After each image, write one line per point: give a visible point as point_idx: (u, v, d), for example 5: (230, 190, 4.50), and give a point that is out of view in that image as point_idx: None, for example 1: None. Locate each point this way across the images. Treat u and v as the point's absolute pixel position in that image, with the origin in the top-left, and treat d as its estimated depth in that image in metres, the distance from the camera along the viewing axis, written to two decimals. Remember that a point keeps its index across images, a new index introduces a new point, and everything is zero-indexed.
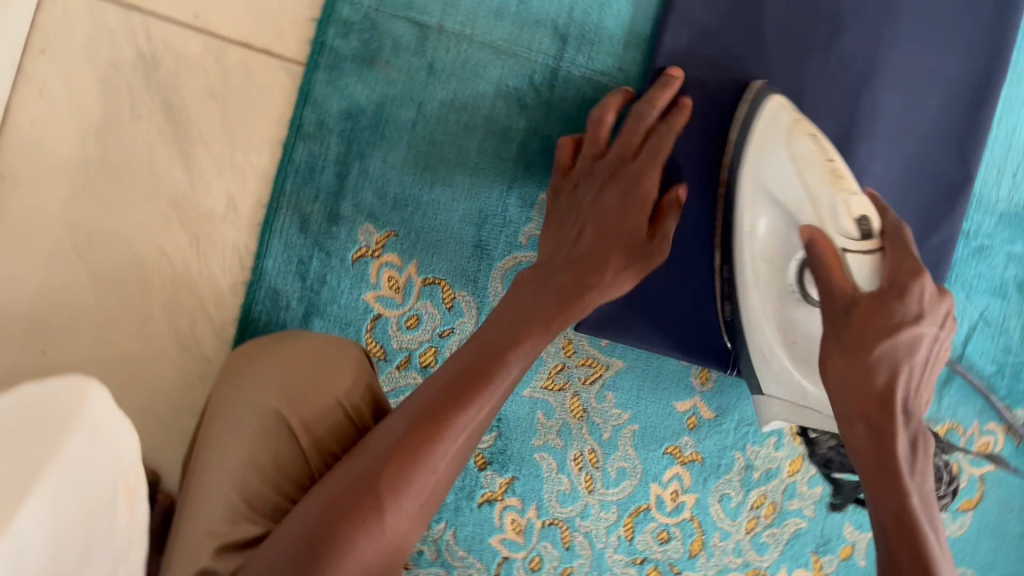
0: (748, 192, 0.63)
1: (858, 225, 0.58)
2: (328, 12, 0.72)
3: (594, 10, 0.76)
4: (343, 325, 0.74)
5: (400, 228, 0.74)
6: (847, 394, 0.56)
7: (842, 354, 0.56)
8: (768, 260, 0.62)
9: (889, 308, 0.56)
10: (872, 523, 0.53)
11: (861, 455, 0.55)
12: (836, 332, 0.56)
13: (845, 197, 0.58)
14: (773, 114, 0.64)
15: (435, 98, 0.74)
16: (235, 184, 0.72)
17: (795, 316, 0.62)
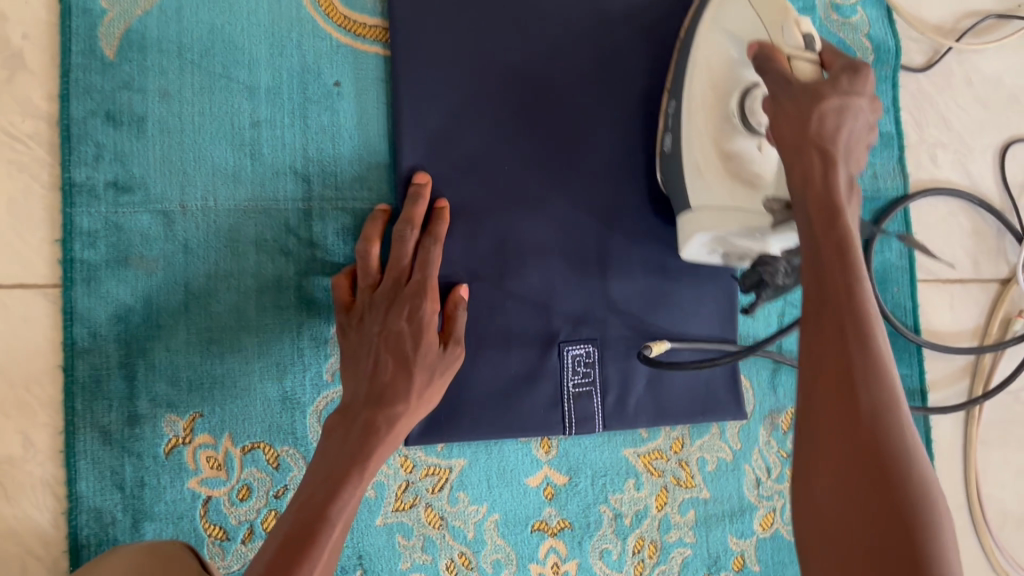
0: (704, 34, 0.72)
1: (801, 37, 0.64)
2: (67, 229, 0.73)
3: (326, 145, 0.79)
4: (176, 519, 0.74)
5: (203, 407, 0.75)
6: (795, 128, 0.57)
7: (789, 112, 0.58)
8: (713, 92, 0.69)
9: (831, 87, 0.58)
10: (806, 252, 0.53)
11: (812, 177, 0.55)
12: (779, 99, 0.59)
13: (794, 20, 0.65)
14: None
15: (199, 274, 0.75)
16: (26, 421, 0.72)
17: (737, 140, 0.67)
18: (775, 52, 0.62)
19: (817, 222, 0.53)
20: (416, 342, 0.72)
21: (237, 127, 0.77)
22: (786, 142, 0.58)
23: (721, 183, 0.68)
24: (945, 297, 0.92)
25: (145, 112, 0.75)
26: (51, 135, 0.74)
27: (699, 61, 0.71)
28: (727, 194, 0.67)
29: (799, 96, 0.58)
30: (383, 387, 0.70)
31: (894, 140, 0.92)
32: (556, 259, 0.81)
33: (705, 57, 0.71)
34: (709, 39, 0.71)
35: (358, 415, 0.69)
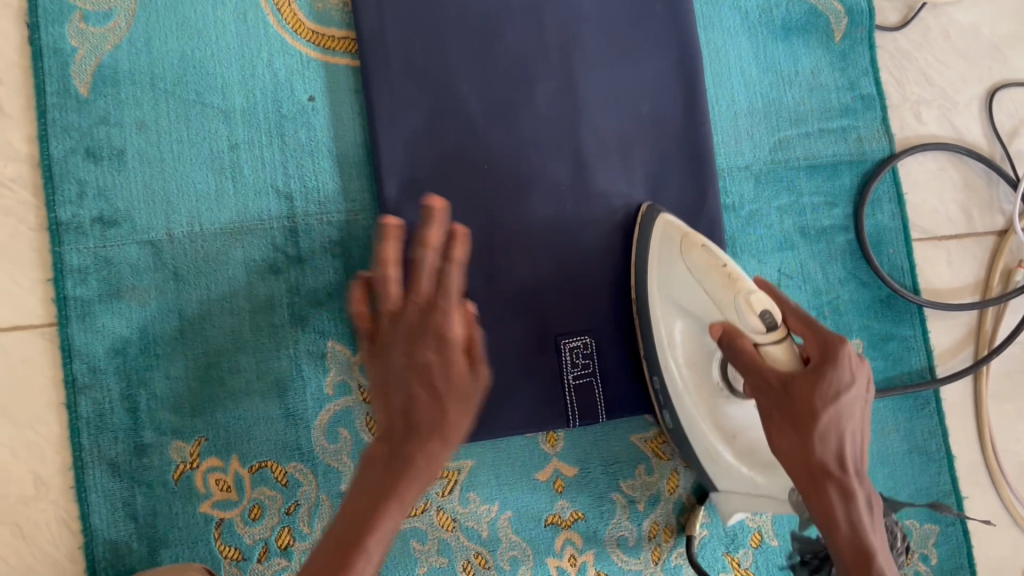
0: (664, 306, 0.73)
1: (760, 319, 0.60)
2: (59, 267, 0.74)
3: (306, 160, 0.79)
4: (192, 544, 0.74)
5: (208, 432, 0.75)
6: (793, 465, 0.62)
7: (790, 430, 0.61)
8: (708, 370, 0.72)
9: (826, 378, 0.61)
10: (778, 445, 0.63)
11: (770, 413, 0.62)
12: (780, 408, 0.62)
13: (743, 298, 0.61)
14: (670, 229, 0.73)
15: (192, 300, 0.76)
16: (36, 460, 0.73)
17: (730, 411, 0.71)
18: (739, 347, 0.63)
19: (775, 430, 0.63)
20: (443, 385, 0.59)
21: (216, 152, 0.78)
22: (795, 475, 0.62)
23: (738, 466, 0.72)
24: (942, 255, 0.92)
25: (124, 145, 0.76)
26: (33, 176, 0.75)
27: (685, 340, 0.73)
28: (748, 476, 0.71)
29: (793, 416, 0.61)
30: None
31: (876, 101, 0.91)
32: (544, 252, 0.81)
33: (688, 343, 0.72)
34: (670, 313, 0.73)
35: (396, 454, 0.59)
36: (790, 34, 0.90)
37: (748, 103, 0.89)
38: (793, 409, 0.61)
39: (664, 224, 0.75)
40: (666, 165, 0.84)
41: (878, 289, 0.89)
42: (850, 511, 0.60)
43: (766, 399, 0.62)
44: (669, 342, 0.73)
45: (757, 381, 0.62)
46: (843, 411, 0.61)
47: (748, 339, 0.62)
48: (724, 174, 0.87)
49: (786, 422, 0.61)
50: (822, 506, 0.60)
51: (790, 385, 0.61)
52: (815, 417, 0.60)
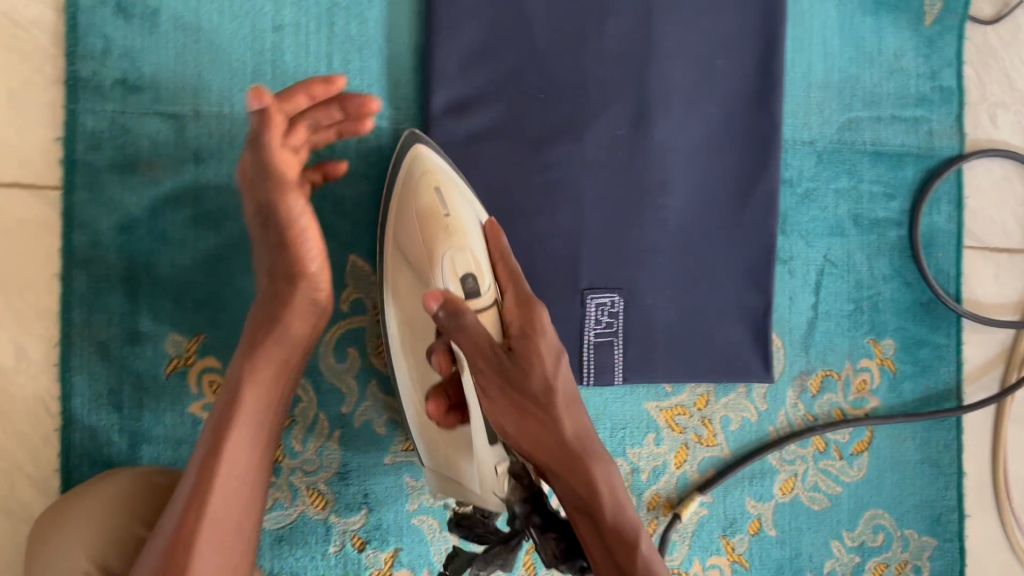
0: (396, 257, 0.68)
1: (466, 284, 0.62)
2: (71, 128, 0.68)
3: (353, 57, 0.73)
4: (175, 446, 0.69)
5: (208, 329, 0.70)
6: (535, 445, 0.56)
7: (511, 408, 0.56)
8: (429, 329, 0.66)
9: (535, 331, 0.58)
10: (524, 439, 0.56)
11: (521, 404, 0.56)
12: (504, 375, 0.56)
13: (455, 258, 0.63)
14: (411, 168, 0.69)
15: (210, 187, 0.70)
16: (19, 331, 0.67)
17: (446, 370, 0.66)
18: (464, 328, 0.56)
19: (516, 427, 0.56)
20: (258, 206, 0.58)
21: (259, 30, 0.71)
22: (539, 446, 0.56)
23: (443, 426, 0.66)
24: (990, 267, 0.88)
25: (159, 6, 0.69)
26: (55, 24, 0.68)
27: (402, 297, 0.68)
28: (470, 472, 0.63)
29: (519, 394, 0.56)
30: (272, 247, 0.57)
31: (954, 96, 0.86)
32: (588, 197, 0.76)
33: (411, 301, 0.67)
34: (410, 271, 0.67)
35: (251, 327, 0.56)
36: (879, 9, 0.85)
37: (823, 76, 0.83)
38: (521, 385, 0.56)
39: (418, 156, 0.68)
40: (729, 125, 0.79)
41: (920, 292, 0.86)
42: (611, 484, 0.55)
43: (495, 384, 0.56)
44: (404, 296, 0.68)
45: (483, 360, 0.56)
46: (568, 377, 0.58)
47: (468, 314, 0.56)
48: (787, 145, 0.82)
49: (512, 402, 0.56)
50: (578, 479, 0.55)
51: (513, 354, 0.56)
52: (553, 398, 0.56)
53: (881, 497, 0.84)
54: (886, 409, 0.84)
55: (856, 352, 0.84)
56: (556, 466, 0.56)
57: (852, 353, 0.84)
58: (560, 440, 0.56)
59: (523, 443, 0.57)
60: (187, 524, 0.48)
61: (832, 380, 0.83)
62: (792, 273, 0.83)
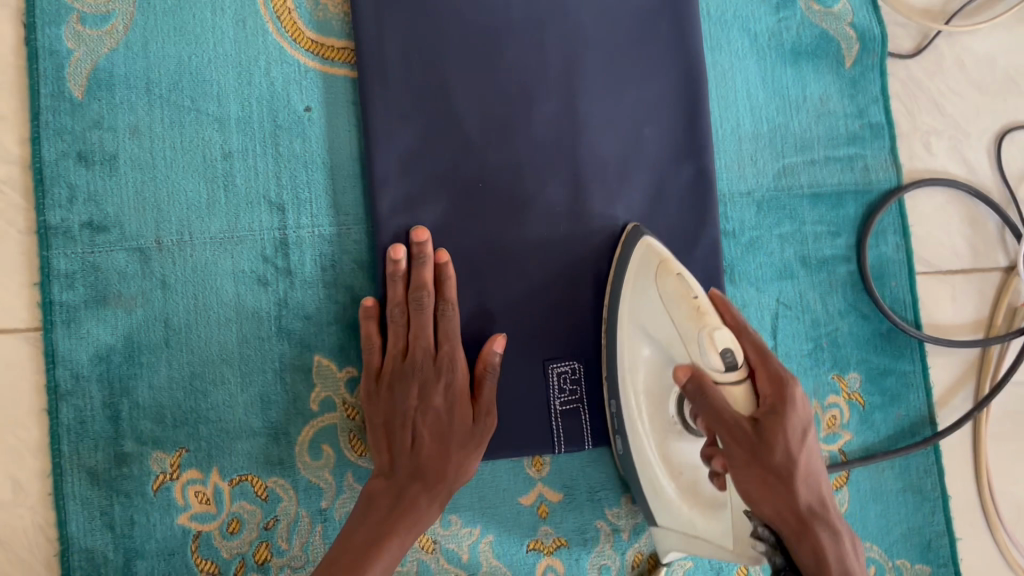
0: (631, 331, 0.73)
1: (721, 358, 0.59)
2: (45, 272, 0.73)
3: (299, 171, 0.78)
4: (168, 556, 0.73)
5: (189, 443, 0.74)
6: (776, 514, 0.59)
7: (753, 477, 0.59)
8: (665, 407, 0.70)
9: (788, 409, 0.60)
10: (761, 511, 0.59)
11: (754, 478, 0.59)
12: (753, 450, 0.59)
13: (708, 333, 0.59)
14: (645, 254, 0.72)
15: (179, 310, 0.75)
16: (14, 466, 0.72)
17: (681, 447, 0.70)
18: (710, 398, 0.60)
19: (760, 494, 0.59)
20: (451, 417, 0.74)
21: (210, 160, 0.77)
22: (772, 517, 0.59)
23: (680, 503, 0.70)
24: (946, 290, 0.89)
25: (116, 150, 0.75)
26: (24, 179, 0.75)
27: (649, 371, 0.71)
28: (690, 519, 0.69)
29: (763, 467, 0.59)
30: (411, 435, 0.74)
31: (885, 130, 0.89)
32: (536, 275, 0.79)
33: (648, 379, 0.71)
34: (637, 339, 0.72)
35: (401, 499, 0.71)
36: (799, 59, 0.88)
37: (753, 129, 0.87)
38: (769, 455, 0.59)
39: (648, 245, 0.72)
40: (666, 189, 0.83)
41: (879, 322, 0.87)
42: (839, 550, 0.59)
43: (743, 450, 0.59)
44: (646, 370, 0.71)
45: (732, 430, 0.59)
46: (808, 449, 0.62)
47: (713, 386, 0.60)
48: (725, 198, 0.86)
49: (757, 474, 0.59)
50: (813, 549, 0.58)
51: (760, 427, 0.59)
52: (794, 469, 0.60)
53: (867, 530, 0.85)
54: (859, 443, 0.86)
55: (822, 389, 0.86)
56: (789, 534, 0.58)
57: (820, 390, 0.86)
58: (797, 509, 0.59)
59: (769, 514, 0.59)
60: None
61: None
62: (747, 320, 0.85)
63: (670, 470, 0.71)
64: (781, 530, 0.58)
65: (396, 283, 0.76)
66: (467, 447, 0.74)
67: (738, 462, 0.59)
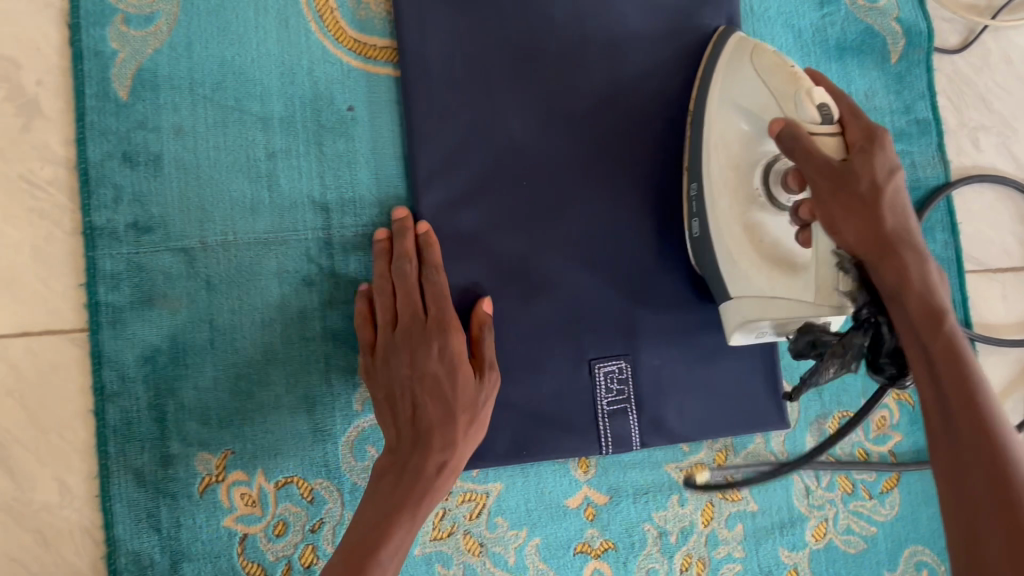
0: (718, 111, 0.72)
1: (817, 110, 0.62)
2: (91, 272, 0.73)
3: (343, 171, 0.78)
4: (214, 559, 0.73)
5: (235, 445, 0.74)
6: (857, 234, 0.56)
7: (830, 194, 0.58)
8: (748, 178, 0.69)
9: (878, 150, 0.60)
10: (847, 238, 0.57)
11: (851, 209, 0.57)
12: (834, 185, 0.58)
13: (805, 91, 0.63)
14: (737, 48, 0.74)
15: (224, 310, 0.75)
16: (61, 467, 0.72)
17: (760, 217, 0.69)
18: (803, 141, 0.60)
19: (841, 218, 0.57)
20: (452, 382, 0.70)
21: (254, 160, 0.77)
22: (852, 241, 0.57)
23: (757, 271, 0.68)
24: (996, 288, 0.88)
25: (161, 151, 0.75)
26: (69, 181, 0.74)
27: (728, 150, 0.71)
28: (768, 288, 0.68)
29: (835, 180, 0.58)
30: (415, 389, 0.70)
31: (932, 126, 0.88)
32: (582, 274, 0.79)
33: (739, 150, 0.70)
34: (726, 117, 0.71)
35: (410, 471, 0.68)
36: (844, 54, 0.87)
37: None
38: (854, 187, 0.57)
39: (739, 41, 0.75)
40: None
41: None
42: (924, 271, 0.54)
43: (829, 181, 0.58)
44: (716, 142, 0.72)
45: (816, 166, 0.59)
46: (896, 198, 0.58)
47: (807, 134, 0.60)
48: None
49: (837, 198, 0.57)
50: (892, 279, 0.54)
51: (848, 162, 0.59)
52: (880, 200, 0.57)
53: (918, 532, 0.83)
54: (909, 444, 0.84)
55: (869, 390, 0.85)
56: (867, 255, 0.56)
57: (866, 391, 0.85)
58: (880, 235, 0.56)
59: (850, 239, 0.57)
60: None
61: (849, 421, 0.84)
62: None
63: (744, 236, 0.69)
64: (865, 257, 0.56)
65: (380, 257, 0.75)
66: (472, 409, 0.71)
67: (817, 190, 0.58)
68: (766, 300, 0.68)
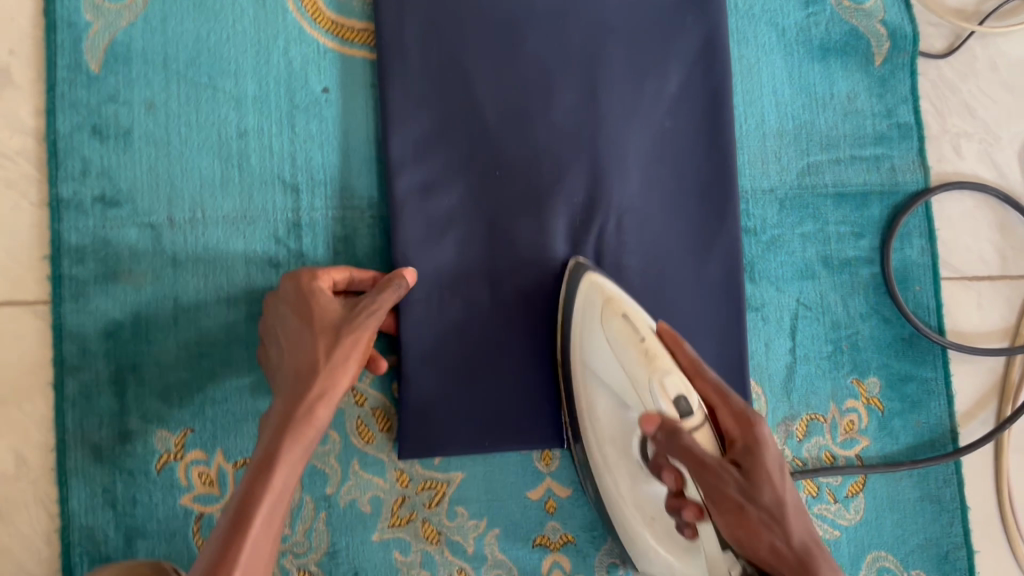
0: (589, 385, 0.70)
1: (674, 405, 0.60)
2: (56, 245, 0.73)
3: (315, 153, 0.77)
4: (169, 537, 0.72)
5: (194, 424, 0.73)
6: (772, 559, 0.56)
7: (727, 518, 0.57)
8: (628, 446, 0.68)
9: (760, 440, 0.60)
10: (760, 552, 0.56)
11: (742, 521, 0.57)
12: (738, 504, 0.57)
13: (658, 381, 0.60)
14: (589, 295, 0.71)
15: (188, 288, 0.74)
16: (18, 439, 0.71)
17: (649, 490, 0.67)
18: (681, 440, 0.58)
19: (743, 534, 0.56)
20: (309, 312, 0.68)
21: (224, 138, 0.76)
22: (755, 551, 0.56)
23: (658, 545, 0.68)
24: (973, 296, 0.87)
25: (131, 125, 0.75)
26: (38, 151, 0.74)
27: (610, 436, 0.70)
28: (669, 558, 0.67)
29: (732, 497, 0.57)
30: (284, 327, 0.69)
31: (914, 131, 0.87)
32: (551, 266, 0.78)
33: (613, 416, 0.69)
34: (590, 385, 0.70)
35: (272, 418, 0.64)
36: (827, 55, 0.86)
37: (777, 125, 0.85)
38: (755, 496, 0.57)
39: (591, 282, 0.72)
40: (686, 183, 0.81)
41: (901, 327, 0.85)
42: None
43: (737, 506, 0.57)
44: (596, 417, 0.70)
45: (726, 507, 0.57)
46: (790, 504, 0.59)
47: (686, 433, 0.58)
48: (747, 195, 0.84)
49: (745, 514, 0.57)
50: None
51: (739, 466, 0.59)
52: (784, 509, 0.58)
53: (882, 538, 0.83)
54: (878, 450, 0.83)
55: (840, 393, 0.84)
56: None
57: (837, 394, 0.84)
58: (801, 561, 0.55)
59: (760, 551, 0.56)
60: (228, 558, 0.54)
61: (818, 424, 0.83)
62: (765, 319, 0.83)
63: (639, 509, 0.69)
64: (775, 568, 0.55)
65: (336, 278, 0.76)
66: (336, 335, 0.66)
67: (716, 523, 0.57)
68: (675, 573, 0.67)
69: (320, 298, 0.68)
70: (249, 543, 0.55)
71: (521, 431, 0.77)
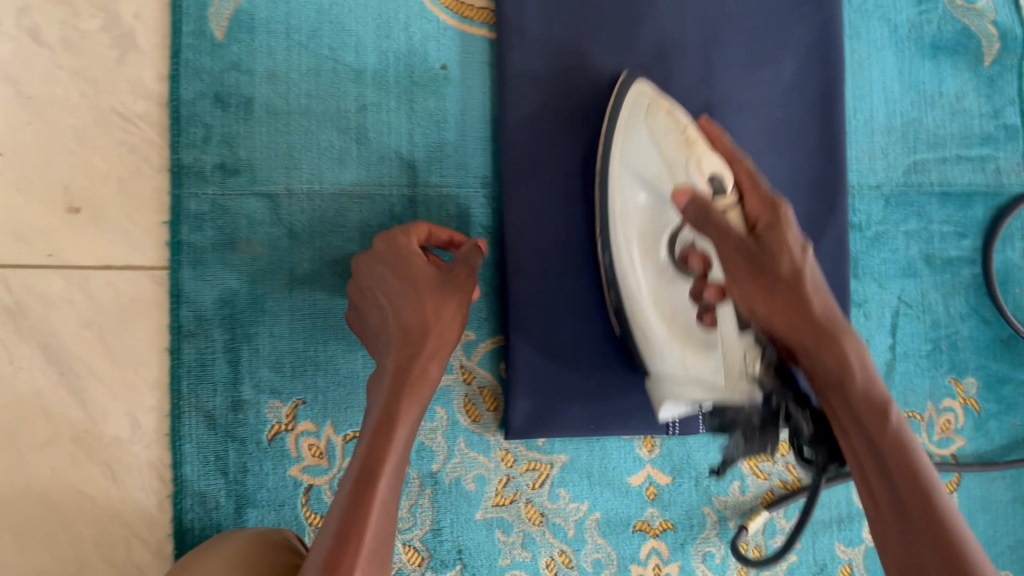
0: (619, 177, 0.68)
1: (708, 182, 0.62)
2: (176, 211, 0.73)
3: (432, 129, 0.77)
4: (278, 507, 0.73)
5: (306, 395, 0.74)
6: (781, 322, 0.57)
7: (741, 282, 0.59)
8: (654, 246, 0.67)
9: (784, 218, 0.61)
10: (776, 322, 0.57)
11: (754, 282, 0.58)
12: (754, 266, 0.58)
13: (697, 161, 0.63)
14: (635, 102, 0.69)
15: (304, 259, 0.74)
16: (133, 403, 0.72)
17: (671, 295, 0.67)
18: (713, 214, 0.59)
19: (769, 307, 0.58)
20: (407, 270, 0.66)
21: (344, 111, 0.76)
22: (757, 312, 0.58)
23: (671, 348, 0.66)
24: None
25: (253, 94, 0.74)
26: (160, 117, 0.74)
27: (631, 219, 0.68)
28: (682, 360, 0.65)
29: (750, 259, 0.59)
30: (379, 289, 0.67)
31: (1020, 133, 0.87)
32: None
33: (643, 214, 0.67)
34: (622, 185, 0.68)
35: (384, 377, 0.62)
36: (938, 52, 0.86)
37: (885, 122, 0.85)
38: (772, 268, 0.58)
39: (637, 88, 0.70)
40: (796, 175, 0.81)
41: (1000, 328, 0.85)
42: (859, 353, 0.56)
43: (759, 275, 0.58)
44: (621, 210, 0.68)
45: (737, 258, 0.59)
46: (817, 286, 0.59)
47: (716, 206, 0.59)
48: (853, 190, 0.84)
49: (761, 285, 0.58)
50: (831, 352, 0.56)
51: (760, 237, 0.60)
52: (802, 279, 0.58)
53: None
54: (972, 450, 0.83)
55: (937, 392, 0.84)
56: (807, 346, 0.57)
57: (934, 393, 0.84)
58: (812, 319, 0.57)
59: (779, 325, 0.57)
60: (357, 521, 0.51)
61: (915, 422, 0.83)
62: (867, 315, 0.83)
63: (657, 308, 0.67)
64: (795, 342, 0.57)
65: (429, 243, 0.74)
66: (437, 289, 0.65)
67: (738, 289, 0.59)
68: (687, 382, 0.65)
69: (412, 258, 0.67)
70: (379, 498, 0.53)
71: (627, 415, 0.77)
